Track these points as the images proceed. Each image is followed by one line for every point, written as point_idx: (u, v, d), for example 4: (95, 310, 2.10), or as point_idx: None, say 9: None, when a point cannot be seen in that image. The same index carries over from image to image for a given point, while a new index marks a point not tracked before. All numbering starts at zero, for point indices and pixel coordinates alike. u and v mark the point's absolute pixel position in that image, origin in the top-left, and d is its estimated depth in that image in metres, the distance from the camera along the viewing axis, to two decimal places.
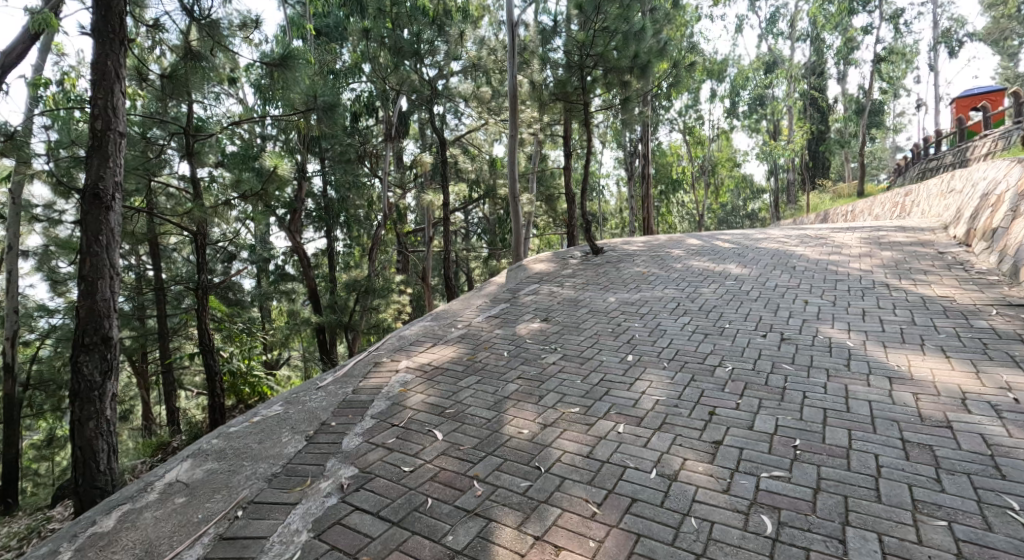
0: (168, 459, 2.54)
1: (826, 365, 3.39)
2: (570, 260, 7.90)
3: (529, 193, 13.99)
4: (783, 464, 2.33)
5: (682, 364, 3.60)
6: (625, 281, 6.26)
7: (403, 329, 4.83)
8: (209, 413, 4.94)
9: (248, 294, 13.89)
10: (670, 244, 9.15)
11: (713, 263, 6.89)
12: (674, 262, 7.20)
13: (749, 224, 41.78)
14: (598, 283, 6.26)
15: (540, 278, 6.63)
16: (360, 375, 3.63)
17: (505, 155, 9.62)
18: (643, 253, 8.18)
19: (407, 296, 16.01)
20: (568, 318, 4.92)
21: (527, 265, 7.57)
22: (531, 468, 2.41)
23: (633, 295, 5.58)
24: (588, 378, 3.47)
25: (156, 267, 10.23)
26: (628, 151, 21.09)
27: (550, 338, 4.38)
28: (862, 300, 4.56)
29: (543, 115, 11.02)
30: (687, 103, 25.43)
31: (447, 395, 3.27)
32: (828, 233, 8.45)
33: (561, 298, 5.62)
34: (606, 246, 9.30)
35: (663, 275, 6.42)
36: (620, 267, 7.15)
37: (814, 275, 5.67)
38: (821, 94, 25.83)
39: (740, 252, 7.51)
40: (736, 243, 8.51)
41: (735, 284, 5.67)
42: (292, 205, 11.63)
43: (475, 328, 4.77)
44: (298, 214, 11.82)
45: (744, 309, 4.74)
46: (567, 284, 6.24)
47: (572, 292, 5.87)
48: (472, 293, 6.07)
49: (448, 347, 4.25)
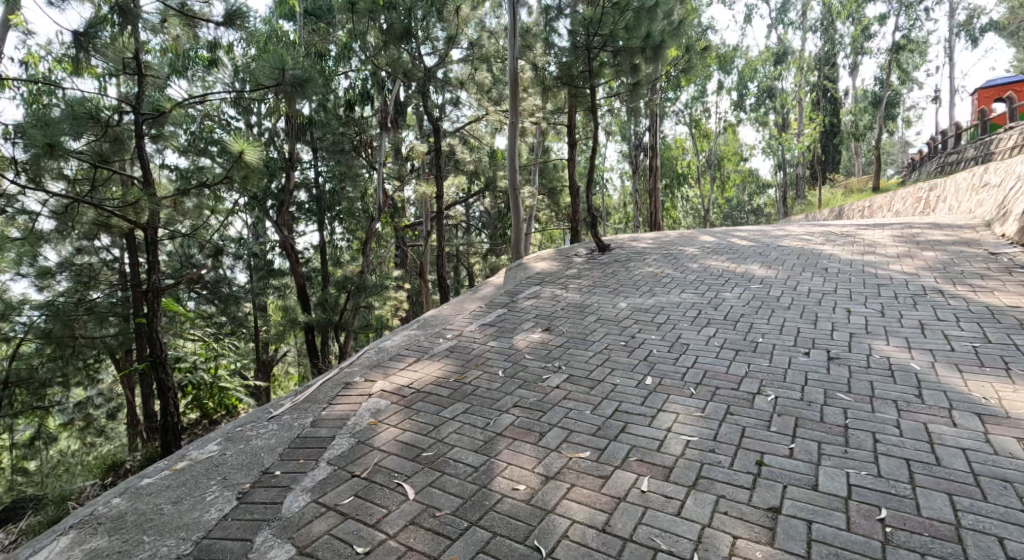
0: (45, 533, 1.98)
1: (894, 395, 2.76)
2: (574, 258, 7.27)
3: (533, 186, 13.35)
4: (876, 553, 1.75)
5: (713, 392, 2.97)
6: (635, 283, 5.63)
7: (384, 338, 4.19)
8: (160, 434, 4.26)
9: (237, 289, 13.26)
10: (681, 241, 8.53)
11: (732, 263, 6.25)
12: (689, 261, 6.56)
13: (755, 220, 41.08)
14: (605, 285, 5.62)
15: (542, 278, 6.01)
16: (324, 401, 3.02)
17: (506, 144, 8.98)
18: (653, 251, 7.55)
19: (405, 292, 15.38)
20: (573, 327, 4.30)
21: (527, 264, 6.94)
22: (529, 551, 1.83)
23: (645, 300, 4.96)
24: (599, 408, 2.86)
25: (136, 261, 9.63)
26: (633, 143, 20.41)
27: (553, 352, 3.75)
28: (917, 310, 3.93)
29: (546, 102, 10.37)
30: (693, 95, 24.73)
31: (427, 430, 2.66)
32: (855, 230, 7.81)
33: (565, 303, 4.99)
34: (613, 243, 8.68)
35: (677, 277, 5.77)
36: (629, 267, 6.51)
37: (851, 278, 5.04)
38: (833, 85, 25.09)
39: (761, 251, 6.89)
40: (754, 240, 7.88)
41: (761, 287, 5.03)
42: (279, 196, 10.94)
43: (466, 339, 4.14)
44: (286, 206, 11.12)
45: (777, 319, 4.11)
46: (571, 286, 5.61)
47: (577, 295, 5.25)
48: (467, 295, 5.44)
49: (433, 363, 3.64)
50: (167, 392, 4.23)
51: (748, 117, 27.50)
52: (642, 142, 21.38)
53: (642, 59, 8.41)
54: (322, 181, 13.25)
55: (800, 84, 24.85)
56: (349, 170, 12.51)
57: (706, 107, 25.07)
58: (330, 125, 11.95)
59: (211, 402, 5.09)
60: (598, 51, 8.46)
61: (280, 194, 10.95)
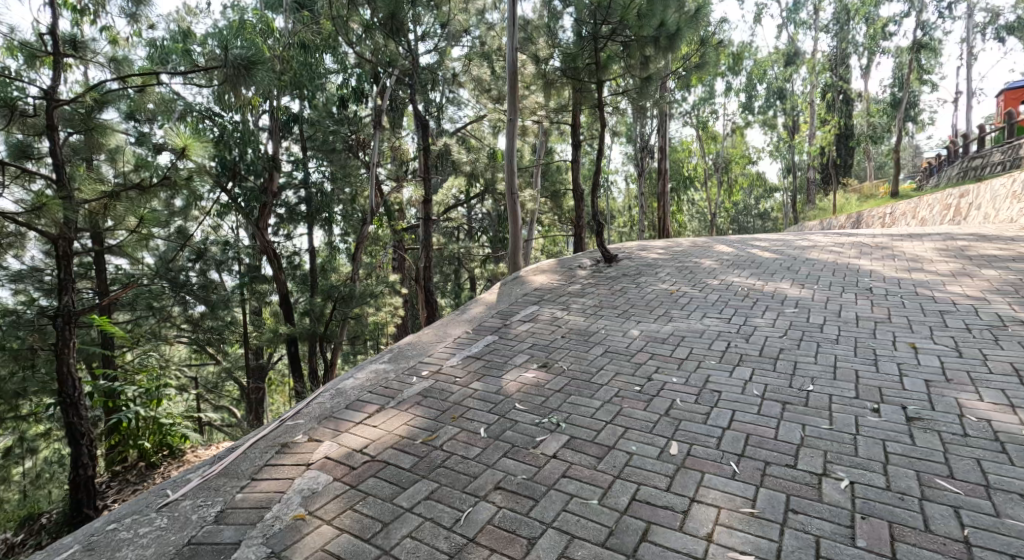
0: None
1: (1019, 485, 2.04)
2: (577, 272, 6.50)
3: (535, 188, 12.63)
4: None
5: (762, 472, 2.22)
6: (648, 304, 4.87)
7: (345, 378, 3.44)
8: (71, 493, 3.57)
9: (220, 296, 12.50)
10: (694, 252, 7.75)
11: (758, 280, 5.49)
12: (708, 277, 5.79)
13: (761, 224, 40.15)
14: (614, 305, 4.87)
15: (541, 297, 5.26)
16: (243, 477, 2.31)
17: (505, 142, 8.23)
18: (666, 264, 6.78)
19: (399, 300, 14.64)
20: (575, 363, 3.54)
21: (524, 278, 6.19)
22: None
23: (659, 327, 4.19)
24: (612, 494, 2.15)
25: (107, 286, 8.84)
26: (639, 145, 19.65)
27: (551, 400, 3.00)
28: (1002, 350, 3.20)
29: (549, 98, 9.67)
30: (701, 95, 23.96)
31: (373, 534, 1.97)
32: (891, 243, 7.05)
33: (567, 329, 4.24)
34: (620, 253, 7.91)
35: (697, 296, 5.00)
36: (639, 283, 5.74)
37: (904, 302, 4.29)
38: (847, 86, 24.33)
39: (788, 265, 6.13)
40: (777, 252, 7.10)
41: (798, 313, 4.27)
42: (259, 198, 10.22)
43: (445, 378, 3.39)
44: (266, 208, 10.40)
45: (826, 357, 3.35)
46: (574, 307, 4.86)
47: (582, 320, 4.49)
48: (454, 317, 4.70)
49: (398, 414, 2.90)
50: (79, 441, 3.58)
51: (758, 120, 26.69)
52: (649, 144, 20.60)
53: (654, 49, 7.67)
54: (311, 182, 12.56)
55: (812, 85, 24.04)
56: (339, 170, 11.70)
57: (714, 109, 24.31)
58: (320, 122, 11.26)
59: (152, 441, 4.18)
60: (607, 40, 7.75)
61: (261, 197, 10.23)
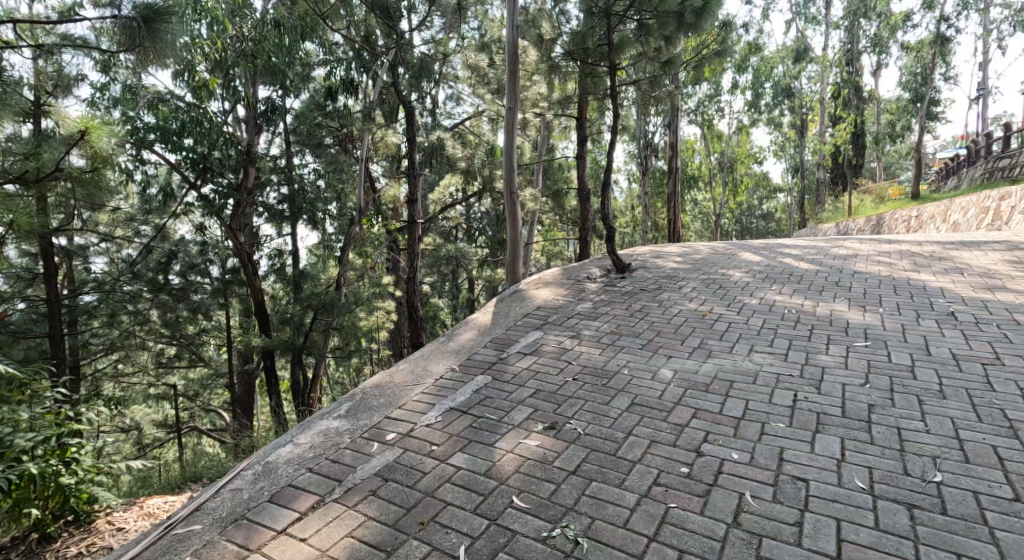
0: None
1: None
2: (587, 285, 5.59)
3: (536, 187, 11.74)
4: None
5: None
6: (679, 329, 3.98)
7: (278, 445, 2.53)
8: None
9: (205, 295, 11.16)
10: (717, 261, 6.84)
11: (806, 299, 4.58)
12: (744, 294, 4.88)
13: (765, 225, 39.20)
14: (634, 331, 3.96)
15: (547, 319, 4.34)
16: None
17: (504, 134, 7.27)
18: (688, 275, 5.89)
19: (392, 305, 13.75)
20: (595, 422, 2.64)
21: (525, 293, 5.30)
22: None
23: (698, 368, 3.26)
24: None
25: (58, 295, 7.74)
26: (643, 143, 18.73)
27: (563, 493, 2.11)
28: None
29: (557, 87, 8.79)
30: (706, 92, 23.00)
31: None
32: (948, 252, 6.18)
33: (581, 368, 3.32)
34: (633, 262, 7.00)
35: (737, 321, 4.08)
36: (662, 301, 4.82)
37: (1007, 334, 3.42)
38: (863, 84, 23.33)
39: (835, 278, 5.25)
40: (815, 263, 6.19)
41: (872, 348, 3.39)
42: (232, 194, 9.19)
43: (416, 446, 2.48)
44: (241, 207, 9.35)
45: (941, 424, 2.44)
46: (586, 334, 3.94)
47: (598, 354, 3.56)
48: (437, 349, 3.77)
49: (341, 515, 2.01)
50: None
51: (766, 119, 25.78)
52: (653, 142, 19.69)
53: (676, 27, 6.69)
54: (296, 177, 11.57)
55: (823, 81, 23.13)
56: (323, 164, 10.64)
57: (720, 106, 23.34)
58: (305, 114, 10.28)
59: (48, 507, 3.28)
60: (620, 17, 6.82)
61: (235, 193, 9.30)
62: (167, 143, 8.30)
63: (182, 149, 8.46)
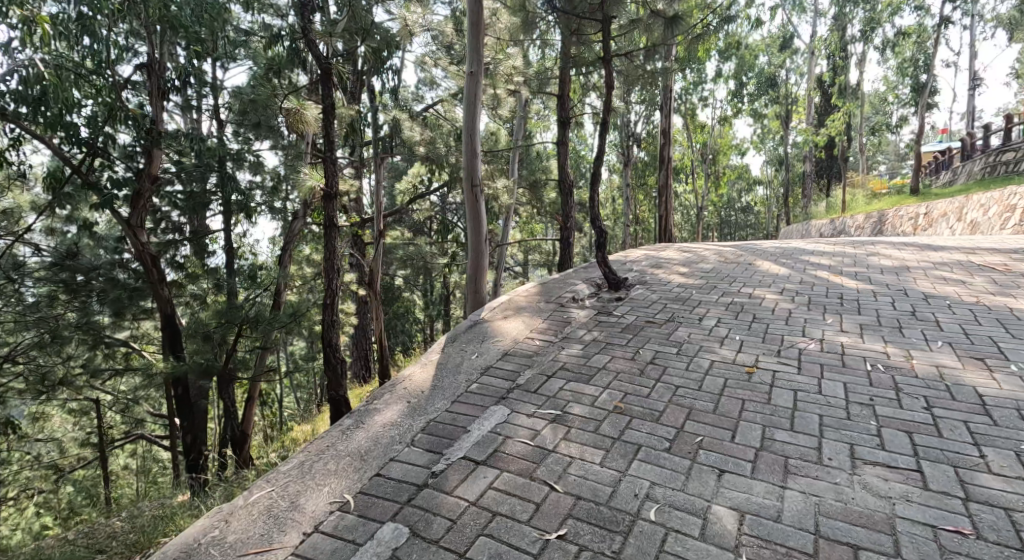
0: None
1: None
2: (572, 312, 4.14)
3: (512, 179, 10.26)
4: None
5: None
6: (720, 401, 2.59)
7: None
8: None
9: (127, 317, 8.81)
10: (730, 273, 5.53)
11: (887, 343, 3.24)
12: (792, 333, 3.50)
13: (744, 219, 38.41)
14: (651, 408, 2.53)
15: (517, 381, 2.89)
16: None
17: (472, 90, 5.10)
18: (704, 296, 4.56)
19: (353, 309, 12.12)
20: None
21: (491, 327, 3.85)
22: None
23: (779, 508, 1.88)
24: None
25: None
26: (625, 133, 17.42)
27: None
28: None
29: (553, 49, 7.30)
30: (689, 80, 21.70)
31: None
32: (1020, 263, 4.99)
33: (571, 502, 1.92)
34: (629, 273, 5.64)
35: (804, 390, 2.67)
36: (678, 344, 3.40)
37: None
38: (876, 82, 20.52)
39: (901, 305, 3.98)
40: (859, 278, 4.91)
41: None
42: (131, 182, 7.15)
43: None
44: (142, 198, 7.31)
45: None
46: (574, 414, 2.50)
47: (596, 464, 2.12)
48: (328, 448, 2.31)
49: None
50: None
51: (750, 109, 24.56)
52: (635, 131, 18.29)
53: None
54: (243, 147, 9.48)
55: (809, 70, 22.09)
56: (240, 163, 8.24)
57: (702, 96, 22.09)
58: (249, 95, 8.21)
59: None
60: None
61: (133, 182, 7.14)
62: (38, 119, 6.43)
63: (56, 124, 6.45)
